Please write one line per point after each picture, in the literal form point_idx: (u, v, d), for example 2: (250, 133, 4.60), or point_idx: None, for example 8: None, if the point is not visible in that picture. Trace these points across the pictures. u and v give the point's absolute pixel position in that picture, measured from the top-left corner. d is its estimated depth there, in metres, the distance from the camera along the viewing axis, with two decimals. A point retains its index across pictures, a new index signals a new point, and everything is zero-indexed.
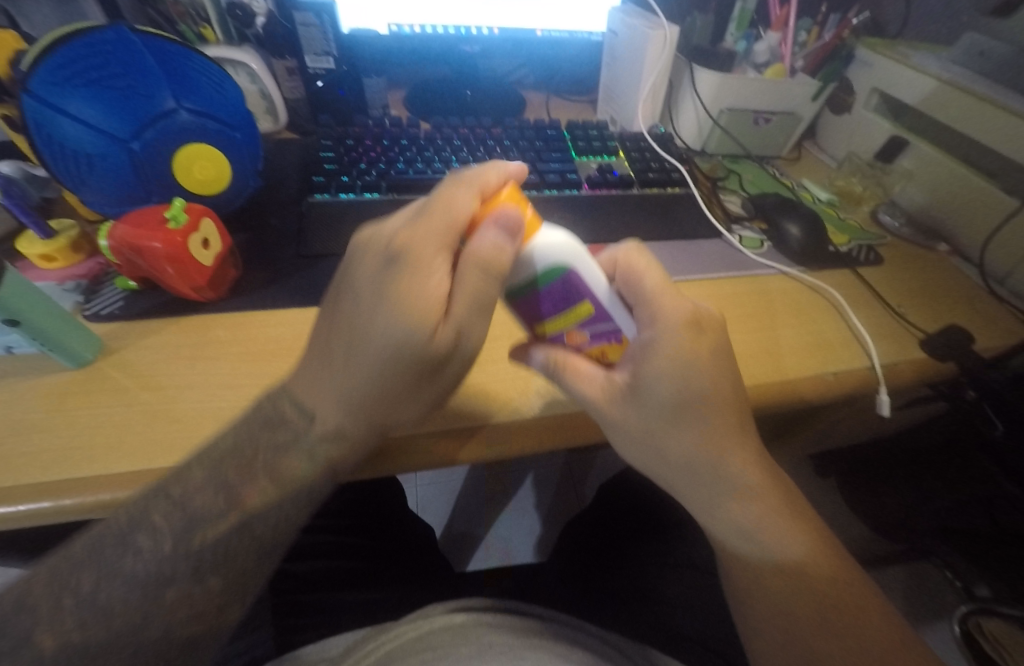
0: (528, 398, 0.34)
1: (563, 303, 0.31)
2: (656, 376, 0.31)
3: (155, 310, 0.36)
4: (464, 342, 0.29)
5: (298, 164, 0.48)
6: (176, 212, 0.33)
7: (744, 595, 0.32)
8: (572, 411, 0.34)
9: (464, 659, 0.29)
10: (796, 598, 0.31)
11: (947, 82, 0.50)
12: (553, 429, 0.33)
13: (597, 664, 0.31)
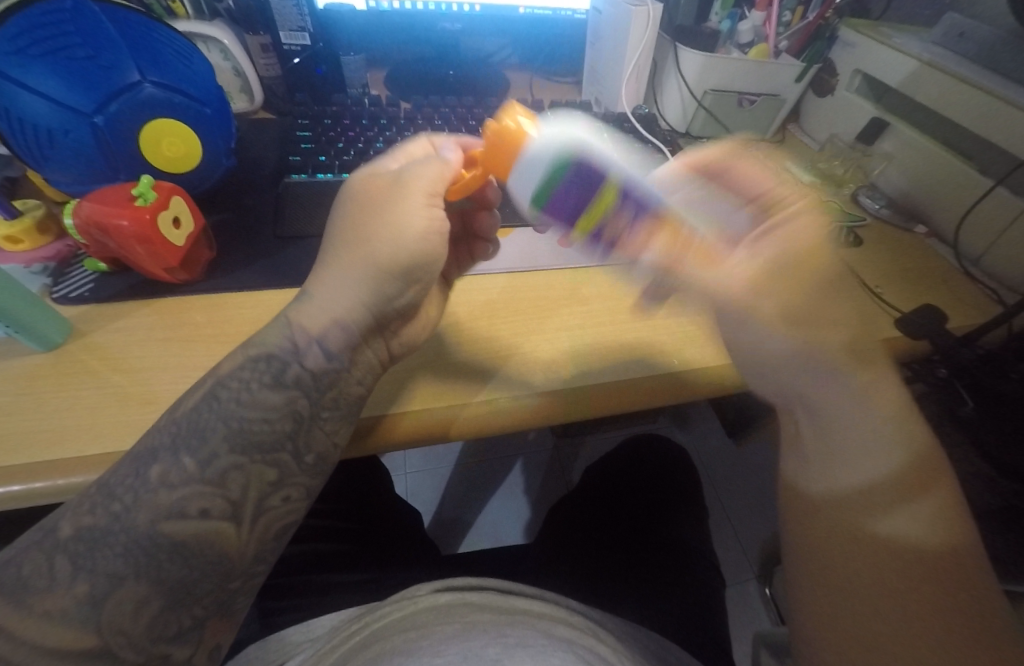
0: (513, 378, 0.34)
1: (582, 197, 0.30)
2: (774, 241, 0.30)
3: (127, 292, 0.35)
4: (410, 173, 0.33)
5: (274, 143, 0.47)
6: (144, 189, 0.32)
7: (833, 584, 0.28)
8: (570, 390, 0.33)
9: (447, 638, 0.30)
10: (899, 575, 0.27)
11: (928, 62, 0.50)
12: (552, 406, 0.33)
13: (581, 638, 0.32)
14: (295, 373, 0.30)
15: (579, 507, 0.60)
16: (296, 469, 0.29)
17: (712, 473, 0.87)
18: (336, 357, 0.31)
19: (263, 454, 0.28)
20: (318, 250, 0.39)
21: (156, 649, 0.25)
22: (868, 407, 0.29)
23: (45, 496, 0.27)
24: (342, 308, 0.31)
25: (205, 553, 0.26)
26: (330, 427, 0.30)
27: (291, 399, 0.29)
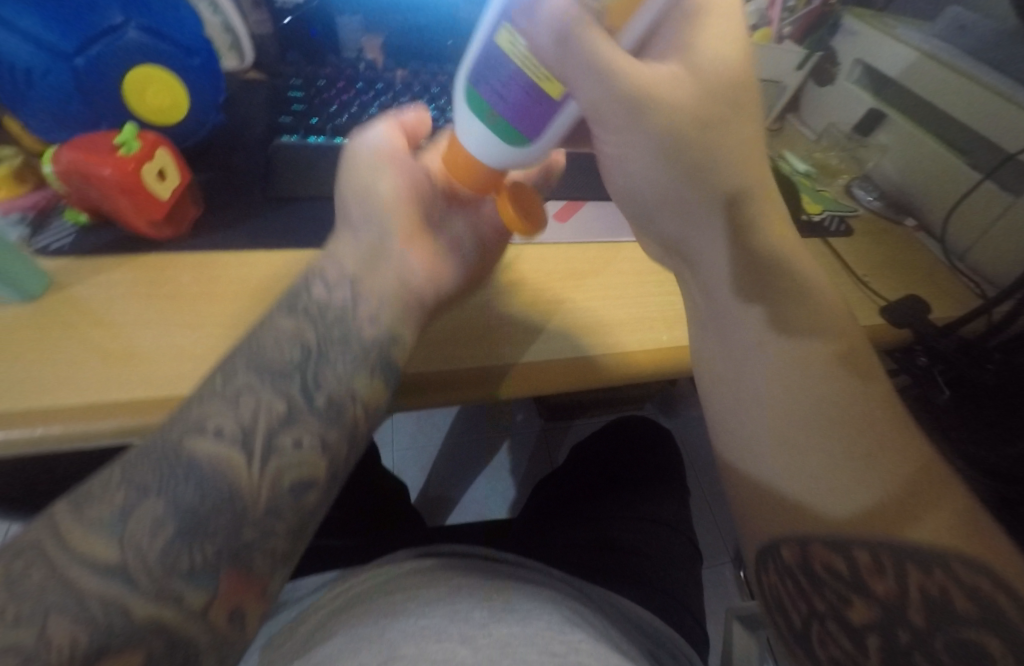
0: (510, 346, 0.34)
1: (507, 79, 0.29)
2: (704, 34, 0.29)
3: (110, 246, 0.34)
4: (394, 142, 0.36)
5: (262, 104, 0.45)
6: (127, 137, 0.31)
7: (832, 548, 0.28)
8: (574, 356, 0.33)
9: (430, 596, 0.31)
10: (885, 503, 0.27)
11: (928, 54, 0.50)
12: (566, 371, 0.33)
13: (559, 601, 0.34)
14: (305, 302, 0.30)
15: (567, 481, 0.61)
16: (306, 409, 0.28)
17: (694, 459, 0.89)
18: (355, 294, 0.32)
19: (272, 380, 0.27)
20: (309, 213, 0.38)
21: (170, 583, 0.22)
22: (816, 282, 0.33)
23: (22, 444, 0.27)
24: (344, 252, 0.33)
25: (229, 484, 0.25)
26: (342, 365, 0.30)
27: (300, 329, 0.29)
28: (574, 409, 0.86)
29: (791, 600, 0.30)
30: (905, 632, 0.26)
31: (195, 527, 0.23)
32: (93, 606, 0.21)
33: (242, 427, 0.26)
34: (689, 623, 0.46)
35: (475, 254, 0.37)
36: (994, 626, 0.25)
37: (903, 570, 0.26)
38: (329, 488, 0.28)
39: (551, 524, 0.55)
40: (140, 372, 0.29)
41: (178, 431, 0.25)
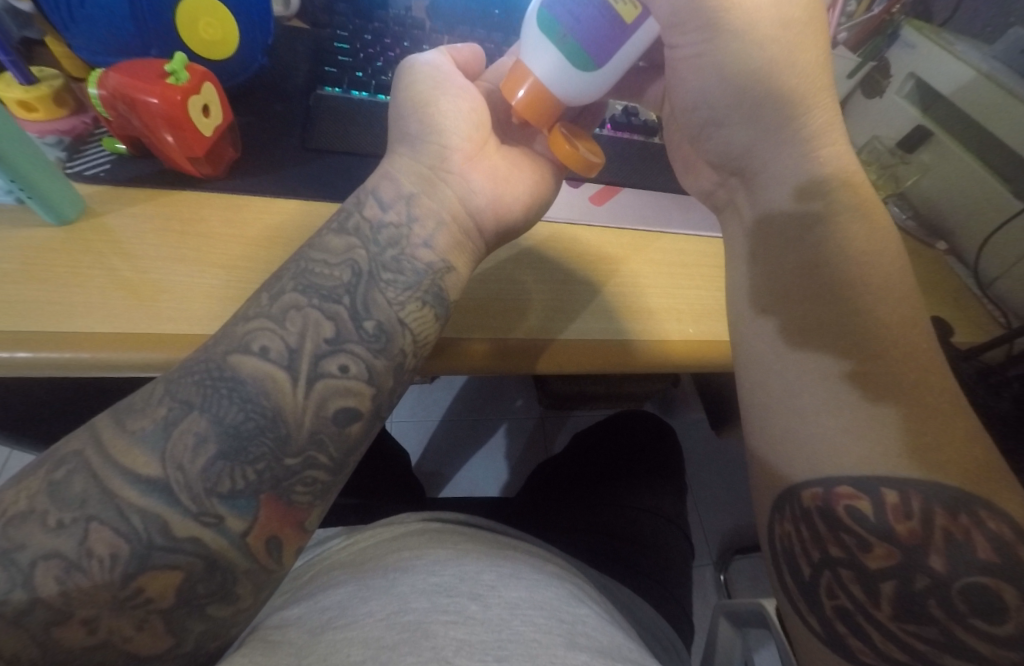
0: (546, 323, 0.35)
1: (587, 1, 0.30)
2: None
3: (147, 179, 0.33)
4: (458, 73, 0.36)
5: (305, 52, 0.44)
6: (177, 67, 0.30)
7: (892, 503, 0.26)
8: (611, 341, 0.34)
9: (439, 555, 0.34)
10: (954, 458, 0.25)
11: (986, 75, 0.49)
12: (598, 354, 0.34)
13: (557, 575, 0.37)
14: (357, 222, 0.30)
15: (569, 464, 0.62)
16: (353, 333, 0.28)
17: (690, 460, 0.89)
18: (410, 214, 0.31)
19: (321, 299, 0.27)
20: (347, 167, 0.37)
21: (210, 503, 0.24)
22: (872, 227, 0.30)
23: (49, 368, 0.27)
24: (402, 170, 0.32)
25: (274, 415, 0.25)
26: (393, 292, 0.29)
27: (352, 249, 0.29)
28: (577, 402, 0.85)
29: (802, 548, 0.28)
30: (924, 578, 0.25)
31: (237, 450, 0.24)
32: (134, 518, 0.22)
33: (288, 347, 0.26)
34: (676, 614, 0.48)
35: (534, 185, 0.35)
36: (1018, 579, 0.24)
37: (951, 519, 0.25)
38: (372, 421, 0.28)
39: (551, 504, 0.56)
40: (172, 307, 0.29)
41: (225, 347, 0.26)
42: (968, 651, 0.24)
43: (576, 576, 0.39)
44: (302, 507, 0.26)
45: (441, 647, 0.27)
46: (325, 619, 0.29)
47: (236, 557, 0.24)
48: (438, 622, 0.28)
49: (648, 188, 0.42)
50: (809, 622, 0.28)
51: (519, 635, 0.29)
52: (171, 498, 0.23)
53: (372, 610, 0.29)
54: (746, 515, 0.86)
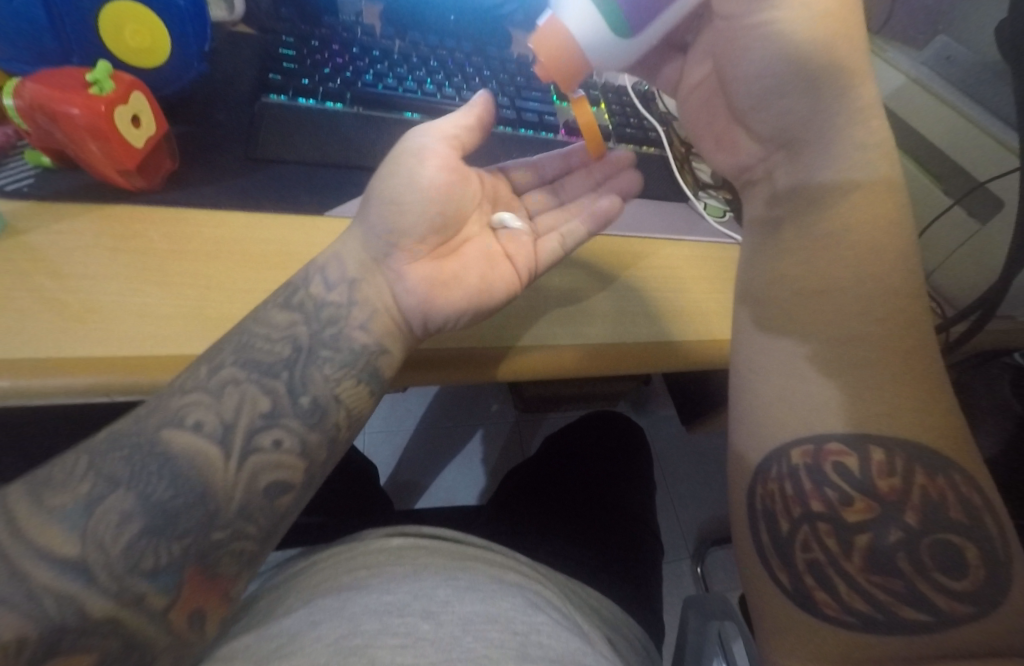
0: (532, 322, 0.35)
1: None
2: None
3: (75, 193, 0.32)
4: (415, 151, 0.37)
5: (250, 59, 0.43)
6: (100, 76, 0.29)
7: (872, 459, 0.28)
8: (603, 343, 0.35)
9: (396, 572, 0.34)
10: (931, 424, 0.28)
11: (914, 80, 0.51)
12: (579, 360, 0.34)
13: (521, 585, 0.37)
14: (302, 298, 0.30)
15: (544, 463, 0.62)
16: (289, 408, 0.28)
17: (659, 459, 0.90)
18: (352, 297, 0.32)
19: (259, 375, 0.28)
20: (291, 176, 0.36)
21: (130, 582, 0.22)
22: (867, 213, 0.32)
23: None
24: (351, 250, 0.33)
25: (191, 473, 0.25)
26: (329, 368, 0.30)
27: (294, 325, 0.30)
28: (550, 403, 0.86)
29: (783, 509, 0.30)
30: (897, 532, 0.27)
31: (164, 524, 0.24)
32: (48, 601, 0.21)
33: (224, 422, 0.26)
34: (648, 612, 0.49)
35: (479, 289, 0.34)
36: (976, 537, 0.27)
37: (911, 471, 0.27)
38: (304, 492, 0.28)
39: (524, 503, 0.56)
40: (104, 328, 0.28)
41: (155, 421, 0.25)
42: (923, 605, 0.26)
43: (541, 584, 0.39)
44: (230, 579, 0.25)
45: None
46: (275, 644, 0.29)
47: (155, 634, 0.23)
48: (385, 647, 0.28)
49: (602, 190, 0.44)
50: (778, 580, 0.30)
51: (469, 652, 0.29)
52: (86, 577, 0.22)
53: (323, 634, 0.29)
54: (715, 508, 0.88)
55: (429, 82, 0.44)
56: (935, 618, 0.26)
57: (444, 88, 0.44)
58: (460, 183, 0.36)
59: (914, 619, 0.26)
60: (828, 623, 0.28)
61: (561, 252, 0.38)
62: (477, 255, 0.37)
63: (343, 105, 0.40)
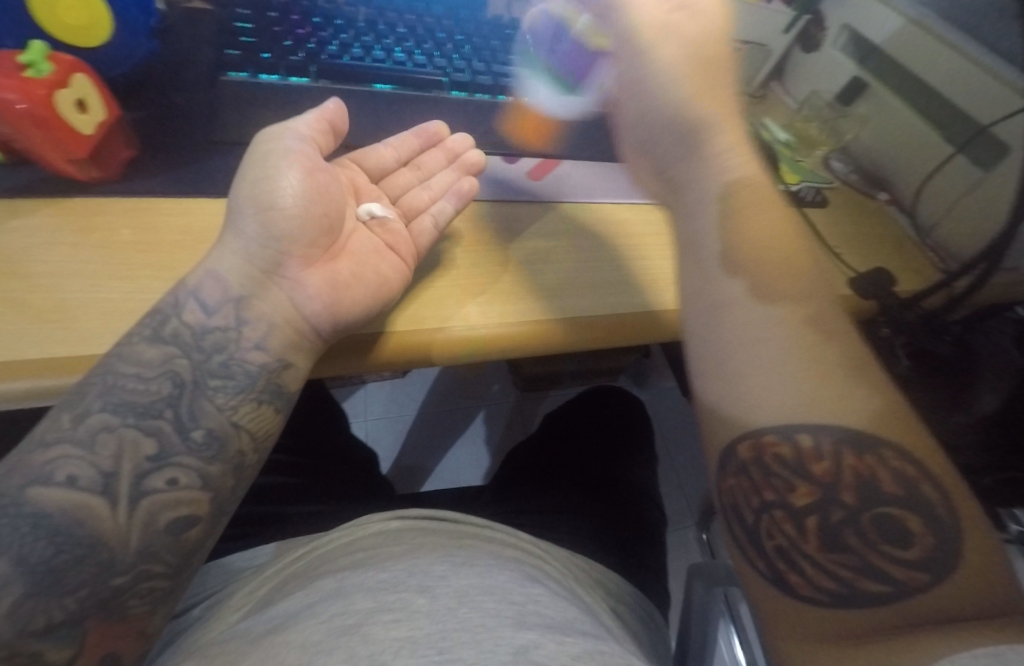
0: (478, 308, 0.33)
1: None
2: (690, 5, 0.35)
3: (30, 188, 0.30)
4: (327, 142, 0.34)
5: (207, 36, 0.40)
6: (36, 58, 0.27)
7: (835, 460, 0.25)
8: (527, 323, 0.33)
9: (393, 551, 0.34)
10: (893, 427, 0.26)
11: (915, 22, 0.48)
12: (487, 340, 0.32)
13: (521, 561, 0.37)
14: (174, 328, 0.28)
15: (541, 442, 0.62)
16: (180, 445, 0.27)
17: (662, 429, 0.90)
18: (241, 318, 0.29)
19: (138, 417, 0.26)
20: None
21: (20, 645, 0.22)
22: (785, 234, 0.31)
23: None
24: (229, 265, 0.29)
25: (73, 529, 0.23)
26: (222, 397, 0.28)
27: (169, 358, 0.27)
28: (550, 380, 0.85)
29: (744, 497, 0.27)
30: (838, 512, 0.25)
31: (49, 585, 0.23)
32: None
33: (103, 472, 0.25)
34: (652, 582, 0.49)
35: (377, 293, 0.31)
36: (920, 507, 0.25)
37: (840, 456, 0.25)
38: (213, 521, 0.28)
39: (523, 482, 0.56)
40: (68, 329, 0.27)
41: (19, 480, 0.23)
42: (875, 575, 0.24)
43: (544, 560, 0.39)
44: (142, 615, 0.26)
45: (380, 651, 0.25)
46: (269, 626, 0.29)
47: None
48: (379, 623, 0.27)
49: (588, 157, 0.42)
50: (757, 567, 0.27)
51: (465, 620, 0.28)
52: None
53: (317, 613, 0.28)
54: None
55: (401, 50, 0.42)
56: (892, 590, 0.24)
57: (413, 56, 0.42)
58: (330, 182, 0.33)
59: (875, 591, 0.24)
60: (807, 604, 0.25)
61: (436, 231, 0.35)
62: (367, 245, 0.35)
63: (309, 80, 0.39)
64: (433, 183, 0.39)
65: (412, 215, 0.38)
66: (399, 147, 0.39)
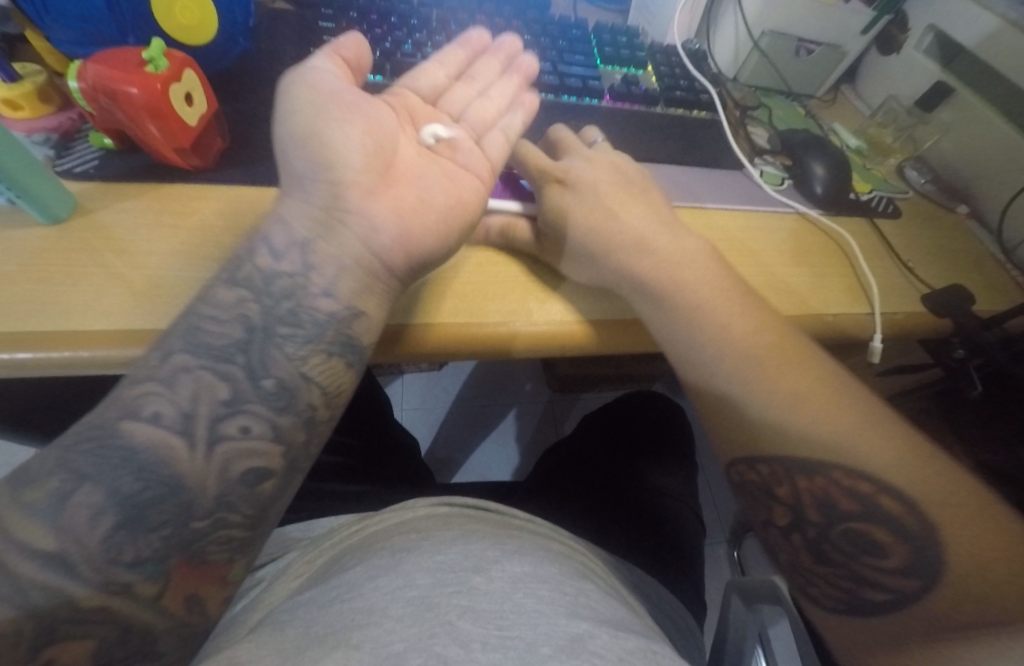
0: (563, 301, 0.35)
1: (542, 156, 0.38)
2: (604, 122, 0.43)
3: (135, 173, 0.33)
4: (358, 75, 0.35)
5: (292, 35, 0.43)
6: (155, 55, 0.29)
7: (779, 481, 0.31)
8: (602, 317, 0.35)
9: (446, 534, 0.35)
10: (846, 448, 0.29)
11: (1012, 23, 0.46)
12: (558, 333, 0.34)
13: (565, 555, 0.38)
14: (248, 272, 0.29)
15: (580, 441, 0.62)
16: (252, 392, 0.26)
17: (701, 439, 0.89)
18: (306, 262, 0.29)
19: (213, 359, 0.26)
20: None
21: (111, 573, 0.22)
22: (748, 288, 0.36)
23: (49, 369, 0.27)
24: (296, 215, 0.30)
25: (155, 465, 0.24)
26: (292, 346, 0.28)
27: (240, 301, 0.28)
28: (589, 382, 0.85)
29: (755, 517, 0.33)
30: (812, 529, 0.30)
31: (138, 519, 0.23)
32: (33, 596, 0.20)
33: (182, 413, 0.25)
34: (690, 591, 0.48)
35: (451, 207, 0.33)
36: (880, 518, 0.28)
37: (791, 478, 0.30)
38: (287, 475, 0.27)
39: (561, 480, 0.57)
40: (167, 304, 0.29)
41: (114, 413, 0.24)
42: (882, 586, 0.28)
43: (584, 558, 0.40)
44: (221, 564, 0.25)
45: (443, 615, 0.28)
46: (333, 595, 0.31)
47: (153, 621, 0.23)
48: (440, 594, 0.29)
49: (648, 160, 0.43)
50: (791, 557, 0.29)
51: (521, 605, 0.29)
52: (67, 571, 0.21)
53: (383, 585, 0.30)
54: None
55: None
56: (893, 596, 0.27)
57: None
58: (373, 108, 0.33)
59: (878, 599, 0.28)
60: (833, 614, 0.30)
61: (507, 141, 0.37)
62: (434, 170, 0.34)
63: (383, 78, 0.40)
64: (494, 93, 0.39)
65: (478, 132, 0.38)
66: (446, 63, 0.40)
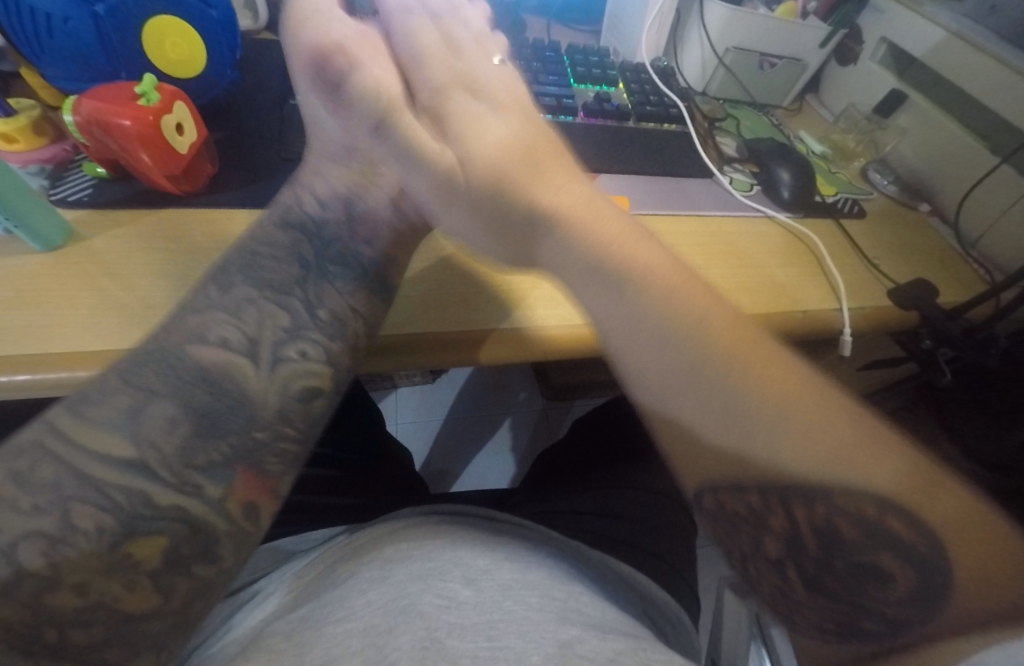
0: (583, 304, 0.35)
1: None
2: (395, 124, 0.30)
3: (127, 200, 0.34)
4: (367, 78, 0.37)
5: (277, 65, 0.45)
6: (146, 89, 0.31)
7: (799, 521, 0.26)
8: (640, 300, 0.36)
9: (435, 543, 0.36)
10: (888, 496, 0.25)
11: (956, 33, 0.49)
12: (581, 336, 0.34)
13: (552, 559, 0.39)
14: (297, 216, 0.34)
15: (571, 447, 0.63)
16: (309, 321, 0.31)
17: None
18: (350, 213, 0.36)
19: (272, 293, 0.31)
20: None
21: (187, 473, 0.26)
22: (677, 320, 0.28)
23: (44, 387, 0.27)
24: (332, 174, 0.36)
25: (224, 380, 0.28)
26: (340, 284, 0.33)
27: (297, 244, 0.33)
28: (579, 390, 0.86)
29: (751, 555, 0.28)
30: (812, 555, 0.26)
31: (209, 426, 0.27)
32: (114, 494, 0.24)
33: (248, 336, 0.29)
34: (683, 589, 0.49)
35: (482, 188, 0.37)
36: (895, 545, 0.25)
37: (789, 507, 0.26)
38: (332, 396, 0.32)
39: (553, 487, 0.58)
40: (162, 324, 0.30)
41: (181, 337, 0.28)
42: (879, 616, 0.26)
43: (576, 560, 0.41)
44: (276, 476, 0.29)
45: (433, 634, 0.29)
46: (324, 611, 0.31)
47: (217, 521, 0.27)
48: (430, 608, 0.30)
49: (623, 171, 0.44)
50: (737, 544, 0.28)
51: (511, 613, 0.31)
52: (148, 474, 0.25)
53: (375, 600, 0.31)
54: None
55: None
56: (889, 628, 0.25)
57: None
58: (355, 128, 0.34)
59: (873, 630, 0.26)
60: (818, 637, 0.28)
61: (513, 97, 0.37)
62: None
63: None
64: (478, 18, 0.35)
65: None
66: None
